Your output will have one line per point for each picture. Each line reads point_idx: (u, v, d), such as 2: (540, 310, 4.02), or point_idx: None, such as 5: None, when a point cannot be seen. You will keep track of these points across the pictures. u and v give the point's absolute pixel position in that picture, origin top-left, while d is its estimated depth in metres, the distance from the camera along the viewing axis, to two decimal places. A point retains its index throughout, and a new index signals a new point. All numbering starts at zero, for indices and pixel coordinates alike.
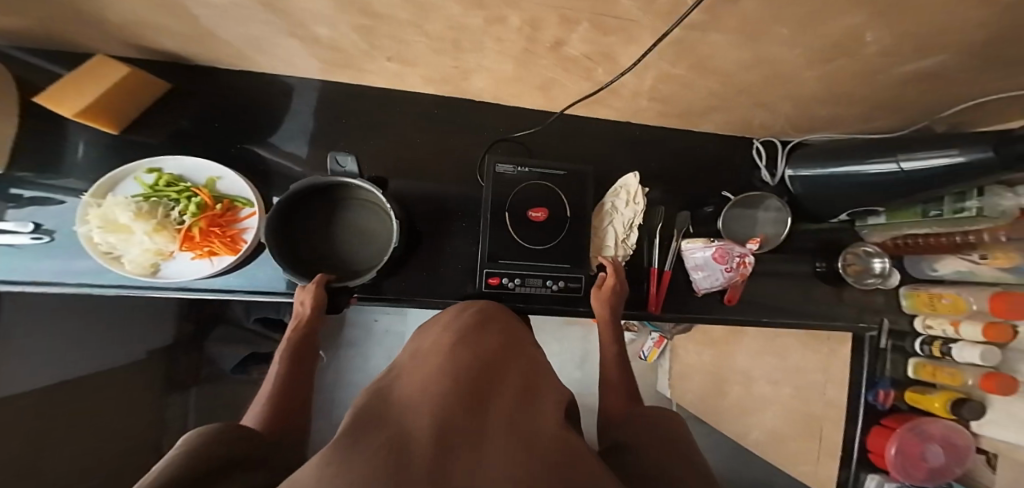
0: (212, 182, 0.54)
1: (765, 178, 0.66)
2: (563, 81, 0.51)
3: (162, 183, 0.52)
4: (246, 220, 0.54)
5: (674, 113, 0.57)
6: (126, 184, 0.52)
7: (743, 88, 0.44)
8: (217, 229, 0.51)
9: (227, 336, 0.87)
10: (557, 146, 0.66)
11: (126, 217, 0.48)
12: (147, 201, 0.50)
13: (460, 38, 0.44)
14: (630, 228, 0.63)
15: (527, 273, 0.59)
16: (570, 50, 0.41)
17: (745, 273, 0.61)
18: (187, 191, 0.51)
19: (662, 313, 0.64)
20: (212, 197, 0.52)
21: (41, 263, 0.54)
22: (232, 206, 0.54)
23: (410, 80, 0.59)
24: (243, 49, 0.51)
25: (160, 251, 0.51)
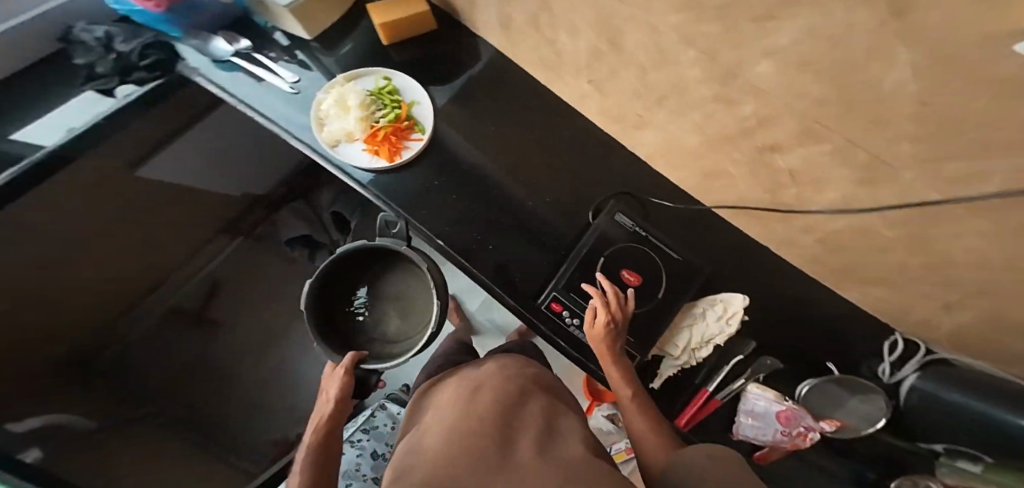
0: (412, 104, 0.66)
1: (881, 373, 0.56)
2: (734, 177, 0.52)
3: (383, 89, 0.65)
4: (411, 142, 0.65)
5: (831, 262, 0.53)
6: (364, 79, 0.66)
7: (931, 272, 0.42)
8: (393, 138, 0.64)
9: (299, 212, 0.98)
10: (682, 232, 0.65)
11: (354, 100, 0.62)
12: (370, 98, 0.64)
13: (674, 98, 0.47)
14: (707, 342, 0.60)
15: (587, 319, 0.59)
16: (785, 158, 0.42)
17: (800, 445, 0.57)
18: (394, 103, 0.64)
19: (691, 433, 0.60)
20: (406, 116, 0.65)
21: (279, 106, 0.68)
22: (410, 128, 0.66)
23: (593, 106, 0.63)
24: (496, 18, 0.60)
25: (350, 134, 0.64)
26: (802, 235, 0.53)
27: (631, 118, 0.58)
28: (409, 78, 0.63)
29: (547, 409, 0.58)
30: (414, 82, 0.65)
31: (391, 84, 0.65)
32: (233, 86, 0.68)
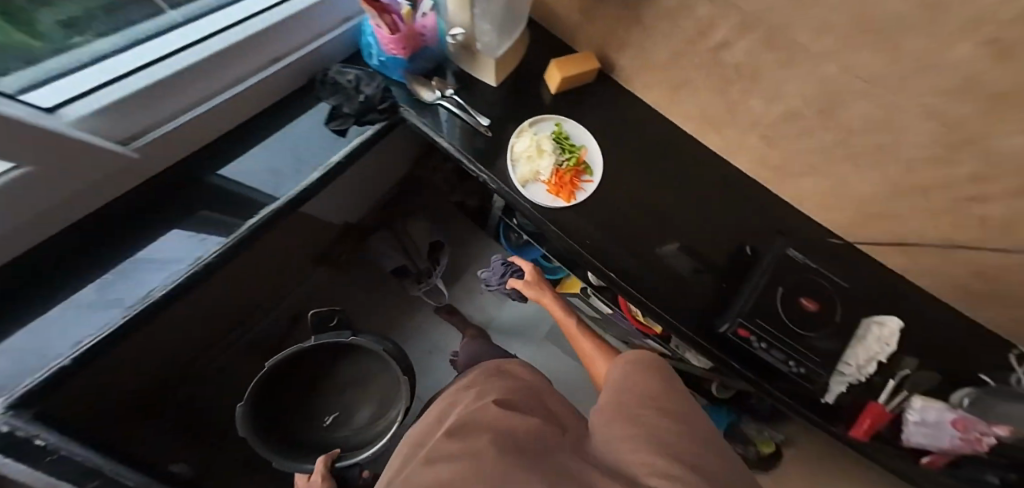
0: (583, 148, 0.75)
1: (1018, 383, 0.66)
2: (917, 224, 0.59)
3: (558, 135, 0.75)
4: (584, 183, 0.74)
5: (965, 288, 0.65)
6: (542, 123, 0.76)
7: None
8: (571, 179, 0.73)
9: (384, 240, 1.21)
10: (831, 263, 0.72)
11: (545, 147, 0.72)
12: (554, 142, 0.73)
13: (867, 155, 0.54)
14: (871, 360, 0.68)
15: (777, 344, 0.68)
16: (981, 208, 0.50)
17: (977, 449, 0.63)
18: (570, 149, 0.74)
19: (865, 440, 0.69)
20: (581, 160, 0.74)
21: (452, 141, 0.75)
22: (582, 170, 0.74)
23: (745, 154, 0.72)
24: (666, 80, 0.69)
25: (536, 174, 0.73)
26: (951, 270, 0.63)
27: (792, 167, 0.67)
28: (586, 128, 0.73)
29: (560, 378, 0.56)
30: (587, 131, 0.74)
31: (564, 131, 0.75)
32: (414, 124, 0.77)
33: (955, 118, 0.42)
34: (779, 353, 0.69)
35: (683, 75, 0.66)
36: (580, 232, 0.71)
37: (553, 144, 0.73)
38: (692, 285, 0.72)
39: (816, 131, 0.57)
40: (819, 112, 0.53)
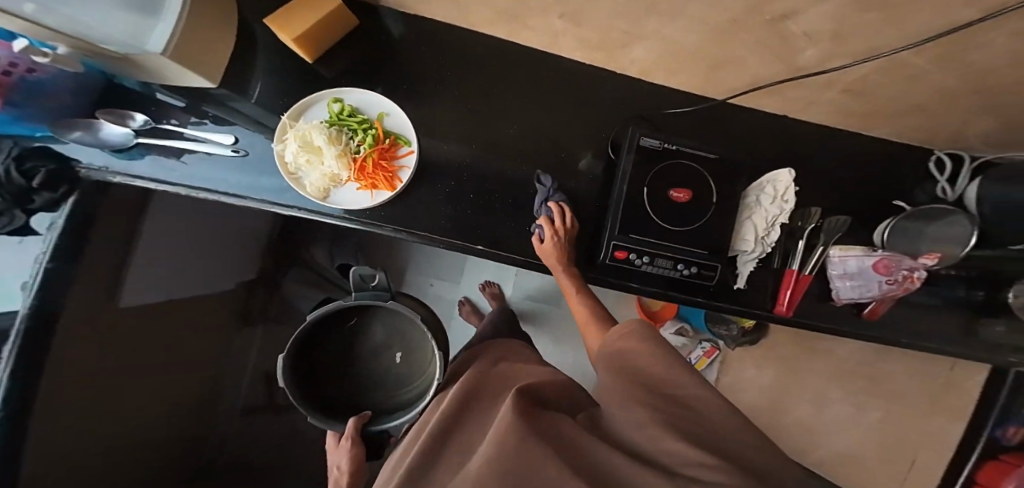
0: (382, 117, 0.57)
1: (940, 192, 0.58)
2: (760, 58, 0.47)
3: (340, 114, 0.54)
4: (403, 158, 0.58)
5: (854, 111, 0.55)
6: (310, 106, 0.56)
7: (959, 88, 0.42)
8: (384, 163, 0.56)
9: (299, 277, 1.15)
10: (702, 132, 0.63)
11: (319, 141, 0.51)
12: (333, 129, 0.53)
13: (665, 2, 0.41)
14: (772, 226, 0.57)
15: (658, 252, 0.57)
16: (798, 23, 0.38)
17: (909, 290, 0.53)
18: (364, 124, 0.54)
19: (791, 317, 0.60)
20: (384, 133, 0.56)
21: (219, 175, 0.56)
22: (395, 143, 0.57)
23: (569, 42, 0.58)
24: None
25: (334, 177, 0.54)
26: (828, 96, 0.52)
27: (617, 37, 0.53)
28: (367, 90, 0.54)
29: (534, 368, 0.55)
30: (373, 93, 0.55)
31: (345, 104, 0.55)
32: (160, 174, 0.56)
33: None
34: (673, 262, 0.58)
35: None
36: (411, 218, 0.59)
37: (335, 130, 0.53)
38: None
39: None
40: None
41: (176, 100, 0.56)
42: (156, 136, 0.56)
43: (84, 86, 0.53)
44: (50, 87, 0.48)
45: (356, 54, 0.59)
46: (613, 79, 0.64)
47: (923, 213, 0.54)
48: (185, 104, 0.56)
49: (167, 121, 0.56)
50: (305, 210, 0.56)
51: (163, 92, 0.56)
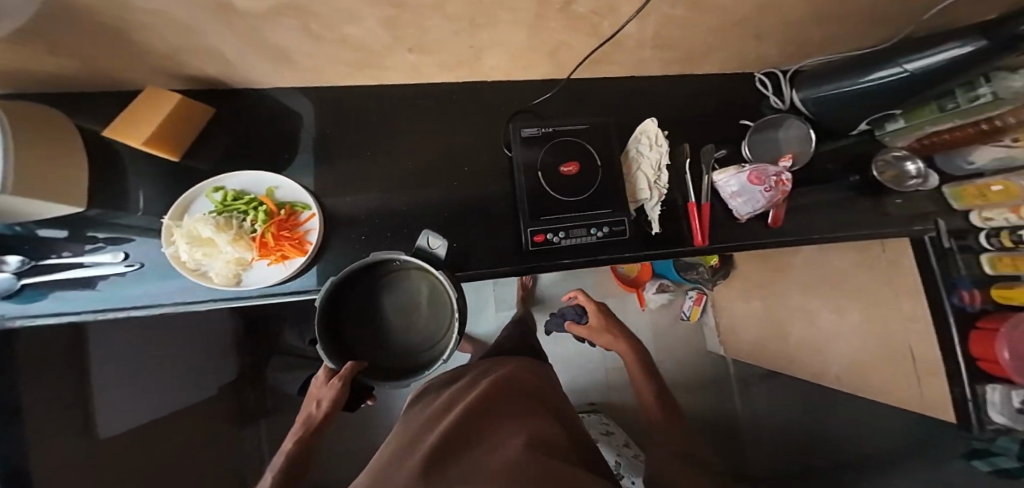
0: (272, 192, 0.63)
1: (774, 105, 0.71)
2: (579, 39, 0.57)
3: (230, 203, 0.61)
4: (307, 222, 0.63)
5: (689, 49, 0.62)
6: (198, 203, 0.62)
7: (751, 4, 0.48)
8: (286, 233, 0.61)
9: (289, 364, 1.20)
10: (572, 111, 0.72)
11: (209, 231, 0.58)
12: (222, 215, 0.59)
13: (483, 12, 0.47)
14: (659, 169, 0.67)
15: (569, 224, 0.63)
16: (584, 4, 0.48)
17: (786, 191, 0.61)
18: (254, 203, 0.61)
19: (708, 245, 0.65)
20: (278, 206, 0.62)
21: (123, 291, 0.62)
22: (292, 211, 0.63)
23: (432, 70, 0.62)
24: (292, 68, 0.59)
25: (240, 260, 0.60)
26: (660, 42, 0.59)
27: (468, 55, 0.59)
28: (250, 173, 0.60)
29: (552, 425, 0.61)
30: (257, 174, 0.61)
31: (229, 190, 0.61)
32: (64, 306, 0.61)
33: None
34: (587, 229, 0.63)
35: (299, 71, 0.60)
36: (327, 273, 0.64)
37: (225, 217, 0.60)
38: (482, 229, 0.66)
39: (426, 41, 0.53)
40: (398, 33, 0.49)
41: (57, 233, 0.63)
42: (49, 270, 0.62)
43: None
44: None
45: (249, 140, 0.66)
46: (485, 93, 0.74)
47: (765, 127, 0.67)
48: (68, 234, 0.63)
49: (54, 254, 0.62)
50: (223, 298, 0.62)
51: (42, 228, 0.62)
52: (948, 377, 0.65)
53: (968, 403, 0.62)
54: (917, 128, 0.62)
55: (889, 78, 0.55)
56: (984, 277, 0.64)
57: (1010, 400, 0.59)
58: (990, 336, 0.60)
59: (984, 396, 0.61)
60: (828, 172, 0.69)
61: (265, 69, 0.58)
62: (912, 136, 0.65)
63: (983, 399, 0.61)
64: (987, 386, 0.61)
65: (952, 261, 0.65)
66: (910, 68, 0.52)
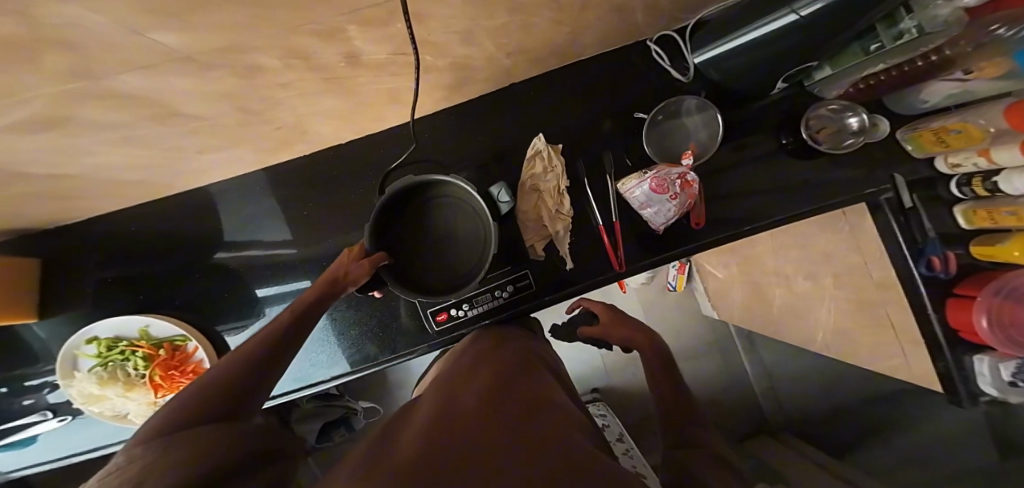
0: (144, 331, 0.64)
1: (678, 77, 0.57)
2: (405, 84, 0.46)
3: (114, 352, 0.63)
4: (195, 353, 0.65)
5: (548, 48, 0.50)
6: (80, 360, 0.65)
7: None
8: (176, 369, 0.63)
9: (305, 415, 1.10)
10: (443, 145, 0.62)
11: (98, 389, 0.63)
12: (106, 368, 0.63)
13: (246, 99, 0.37)
14: (559, 193, 0.58)
15: (471, 295, 0.61)
16: (371, 56, 0.37)
17: (694, 193, 0.53)
18: (130, 350, 0.63)
19: (629, 268, 0.59)
20: (157, 345, 0.64)
21: (68, 440, 0.69)
22: (179, 344, 0.65)
23: (260, 156, 0.53)
24: (98, 197, 0.51)
25: (152, 401, 0.65)
26: (505, 50, 0.47)
27: (289, 134, 0.48)
28: (115, 323, 0.61)
29: (554, 390, 0.48)
30: (124, 320, 0.62)
31: (102, 342, 0.63)
32: (28, 460, 0.69)
33: (146, 84, 0.28)
34: (487, 290, 0.61)
35: (106, 198, 0.52)
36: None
37: (111, 368, 0.63)
38: (384, 308, 0.65)
39: (213, 141, 0.43)
40: (164, 143, 0.40)
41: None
42: (14, 428, 0.69)
43: None
44: None
45: (134, 268, 0.67)
46: (347, 150, 0.65)
47: (663, 115, 0.57)
48: (8, 390, 0.70)
49: (23, 400, 0.70)
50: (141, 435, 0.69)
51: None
52: (931, 350, 0.62)
53: (953, 376, 0.60)
54: (848, 75, 0.47)
55: (774, 30, 0.40)
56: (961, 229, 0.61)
57: (1000, 371, 0.57)
58: (967, 305, 0.59)
59: (973, 367, 0.59)
60: (756, 145, 0.58)
61: (61, 208, 0.50)
62: (843, 84, 0.50)
63: (970, 371, 0.60)
64: (973, 358, 0.59)
65: (916, 221, 0.63)
66: (800, 14, 0.37)
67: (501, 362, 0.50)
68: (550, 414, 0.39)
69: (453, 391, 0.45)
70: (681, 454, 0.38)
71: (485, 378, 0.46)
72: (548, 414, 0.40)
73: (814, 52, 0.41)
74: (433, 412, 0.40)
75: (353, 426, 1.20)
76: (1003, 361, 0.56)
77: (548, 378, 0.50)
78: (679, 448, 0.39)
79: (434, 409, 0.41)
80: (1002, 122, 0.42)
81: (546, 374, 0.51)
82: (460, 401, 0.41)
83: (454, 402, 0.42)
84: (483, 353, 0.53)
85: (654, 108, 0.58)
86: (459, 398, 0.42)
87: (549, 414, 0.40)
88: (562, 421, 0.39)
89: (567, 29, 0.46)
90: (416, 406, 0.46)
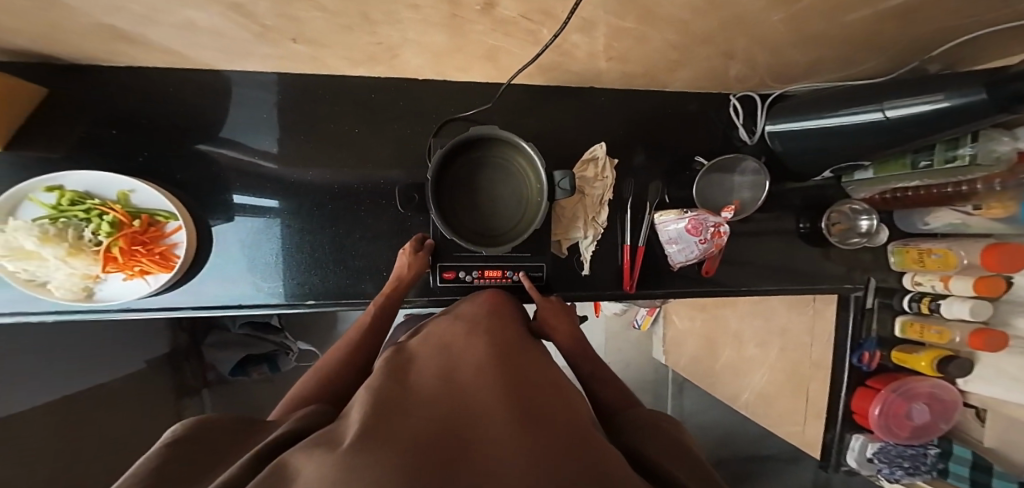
0: (124, 196, 0.53)
1: (743, 139, 0.62)
2: (508, 50, 0.47)
3: (64, 203, 0.51)
4: (174, 235, 0.56)
5: (641, 72, 0.53)
6: (25, 206, 0.50)
7: (695, 33, 0.40)
8: (142, 246, 0.52)
9: (223, 342, 0.97)
10: (504, 120, 0.62)
11: (32, 243, 0.48)
12: (54, 223, 0.50)
13: (367, 13, 0.36)
14: (601, 204, 0.61)
15: (485, 265, 0.62)
16: (506, 14, 0.38)
17: (720, 244, 0.58)
18: (95, 210, 0.51)
19: (636, 291, 0.63)
20: (130, 214, 0.52)
21: None
22: (156, 221, 0.54)
23: (332, 62, 0.50)
24: (136, 48, 0.45)
25: (87, 274, 0.52)
26: (604, 61, 0.50)
27: (374, 53, 0.47)
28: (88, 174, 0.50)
29: (544, 370, 0.46)
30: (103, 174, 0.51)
31: (66, 192, 0.51)
32: None
33: None
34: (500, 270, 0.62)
35: (142, 51, 0.46)
36: (197, 289, 0.60)
37: (59, 224, 0.50)
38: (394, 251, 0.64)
39: (303, 36, 0.41)
40: (261, 21, 0.37)
41: None
42: None
43: None
44: None
45: (112, 131, 0.57)
46: (403, 93, 0.62)
47: (719, 165, 0.61)
48: None
49: None
50: (56, 311, 0.57)
51: None
52: (827, 423, 0.74)
53: (833, 447, 0.73)
54: (883, 182, 0.55)
55: (860, 121, 0.43)
56: (892, 337, 0.73)
57: (865, 448, 0.70)
58: (870, 394, 0.69)
59: (848, 442, 0.72)
60: (779, 217, 0.64)
61: (91, 45, 0.44)
62: (874, 189, 0.59)
63: (845, 445, 0.72)
64: (852, 435, 0.72)
65: (869, 319, 0.73)
66: (886, 114, 0.41)
67: (490, 344, 0.46)
68: (547, 404, 0.36)
69: (442, 370, 0.41)
70: (665, 453, 0.37)
71: (477, 362, 0.41)
72: (546, 403, 0.37)
73: (880, 150, 0.45)
74: (421, 392, 0.36)
75: (277, 368, 1.03)
76: (871, 442, 0.70)
77: (541, 361, 0.48)
78: (665, 445, 0.39)
79: (420, 391, 0.36)
80: (976, 259, 0.53)
81: (541, 357, 0.50)
82: (451, 385, 0.37)
83: (438, 386, 0.37)
84: (473, 332, 0.49)
85: (714, 158, 0.63)
86: (453, 378, 0.38)
87: (546, 404, 0.36)
88: (562, 410, 0.36)
89: (669, 61, 0.49)
90: (397, 374, 0.41)
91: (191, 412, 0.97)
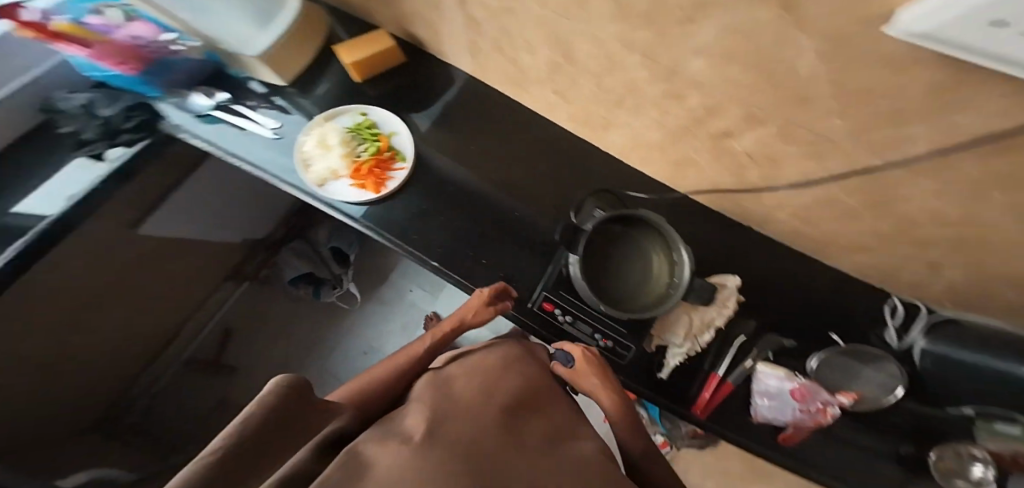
0: (391, 134, 0.73)
1: (889, 338, 0.64)
2: (704, 166, 0.60)
3: (362, 125, 0.72)
4: (395, 171, 0.71)
5: (806, 232, 0.62)
6: (343, 119, 0.73)
7: (881, 211, 0.50)
8: (377, 170, 0.70)
9: (298, 250, 1.27)
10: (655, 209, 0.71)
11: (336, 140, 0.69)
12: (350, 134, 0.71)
13: (645, 97, 0.53)
14: (709, 327, 0.67)
15: (581, 316, 0.66)
16: (742, 143, 0.51)
17: (821, 421, 0.62)
18: (372, 136, 0.71)
19: (704, 420, 0.65)
20: (386, 147, 0.71)
21: (251, 146, 0.74)
22: (394, 157, 0.72)
23: (566, 114, 0.69)
24: (471, 52, 0.68)
25: (335, 171, 0.70)
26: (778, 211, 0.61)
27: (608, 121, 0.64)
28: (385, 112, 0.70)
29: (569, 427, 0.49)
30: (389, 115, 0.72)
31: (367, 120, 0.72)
32: (213, 137, 0.74)
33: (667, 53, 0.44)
34: (590, 329, 0.66)
35: (472, 55, 0.69)
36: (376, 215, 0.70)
37: (351, 136, 0.71)
38: (513, 262, 0.69)
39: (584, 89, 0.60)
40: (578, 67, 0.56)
41: (259, 89, 0.78)
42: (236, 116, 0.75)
43: (201, 69, 0.76)
44: (180, 66, 0.72)
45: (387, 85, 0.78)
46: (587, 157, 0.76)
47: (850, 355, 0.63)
48: (262, 92, 0.77)
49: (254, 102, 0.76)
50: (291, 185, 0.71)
51: (255, 83, 0.78)
52: None
53: None
54: None
55: None
56: None
57: None
58: None
59: None
60: (880, 418, 0.65)
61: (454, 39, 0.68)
62: (1005, 446, 0.59)
63: None
64: None
65: None
66: None
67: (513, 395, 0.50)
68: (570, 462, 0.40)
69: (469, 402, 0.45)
70: None
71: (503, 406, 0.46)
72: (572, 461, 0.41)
73: None
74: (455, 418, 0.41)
75: (319, 295, 1.32)
76: None
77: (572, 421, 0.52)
78: None
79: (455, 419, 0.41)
80: None
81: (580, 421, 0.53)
82: (481, 420, 0.42)
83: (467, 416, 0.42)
84: (498, 377, 0.53)
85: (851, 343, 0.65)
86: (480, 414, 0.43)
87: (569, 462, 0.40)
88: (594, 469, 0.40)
89: (831, 229, 0.59)
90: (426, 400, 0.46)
91: (226, 293, 1.19)
